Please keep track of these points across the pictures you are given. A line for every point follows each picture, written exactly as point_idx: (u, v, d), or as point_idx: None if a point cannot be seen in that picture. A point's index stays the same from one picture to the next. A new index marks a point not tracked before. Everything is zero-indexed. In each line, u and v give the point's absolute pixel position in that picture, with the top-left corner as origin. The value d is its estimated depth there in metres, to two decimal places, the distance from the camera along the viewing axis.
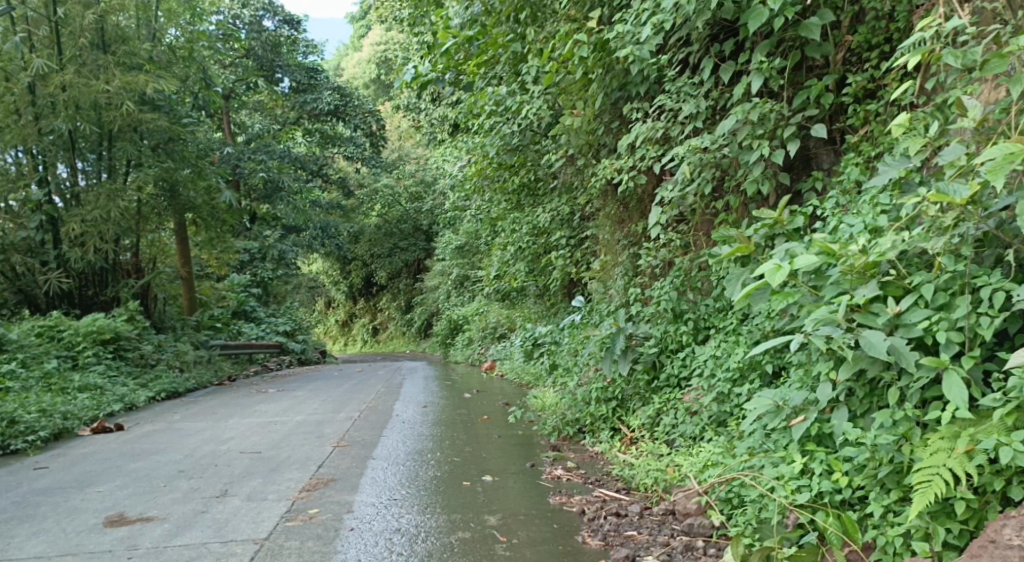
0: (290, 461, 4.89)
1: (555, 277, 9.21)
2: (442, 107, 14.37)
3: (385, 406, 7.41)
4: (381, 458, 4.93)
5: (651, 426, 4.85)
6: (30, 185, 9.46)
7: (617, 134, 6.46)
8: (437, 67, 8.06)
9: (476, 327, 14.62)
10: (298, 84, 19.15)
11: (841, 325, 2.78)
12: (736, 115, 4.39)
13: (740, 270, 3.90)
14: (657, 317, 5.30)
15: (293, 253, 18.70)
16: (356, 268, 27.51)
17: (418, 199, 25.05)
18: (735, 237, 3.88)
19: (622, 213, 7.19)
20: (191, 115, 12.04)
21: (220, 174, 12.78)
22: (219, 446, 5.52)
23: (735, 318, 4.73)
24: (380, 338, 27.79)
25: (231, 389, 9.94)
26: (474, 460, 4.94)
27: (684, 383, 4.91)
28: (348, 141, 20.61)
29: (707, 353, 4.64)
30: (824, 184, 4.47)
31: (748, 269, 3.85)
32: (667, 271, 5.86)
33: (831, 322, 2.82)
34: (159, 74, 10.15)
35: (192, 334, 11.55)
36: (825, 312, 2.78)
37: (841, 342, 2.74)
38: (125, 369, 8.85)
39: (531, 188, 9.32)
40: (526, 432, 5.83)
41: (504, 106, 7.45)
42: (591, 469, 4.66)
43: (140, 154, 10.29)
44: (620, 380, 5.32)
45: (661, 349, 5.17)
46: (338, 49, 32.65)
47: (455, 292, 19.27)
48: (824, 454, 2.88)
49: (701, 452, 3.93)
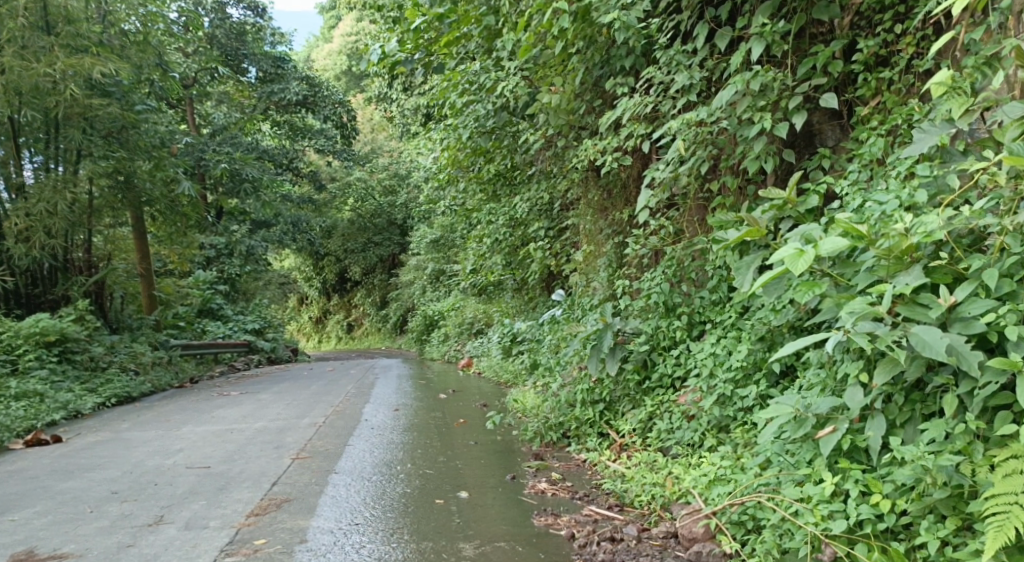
0: (242, 477, 4.35)
1: (535, 270, 8.79)
2: (415, 96, 13.79)
3: (353, 410, 6.89)
4: (344, 473, 4.42)
5: (643, 431, 4.43)
6: None
7: (600, 113, 6.00)
8: (406, 46, 7.48)
9: (452, 323, 14.12)
10: (265, 74, 18.27)
11: (885, 320, 2.38)
12: (736, 85, 3.93)
13: (751, 257, 3.44)
14: (650, 312, 4.91)
15: (262, 249, 18.00)
16: (329, 263, 26.79)
17: (393, 193, 24.41)
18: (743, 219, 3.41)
19: (605, 201, 6.77)
20: (147, 103, 11.31)
21: (180, 165, 12.05)
22: (164, 460, 4.95)
23: (734, 313, 4.32)
24: (355, 334, 27.14)
25: (192, 391, 9.34)
26: (449, 473, 4.45)
27: (679, 383, 4.51)
28: (319, 133, 19.89)
29: (706, 351, 4.22)
30: (832, 162, 4.07)
31: (760, 256, 3.41)
32: (657, 261, 5.44)
33: (872, 317, 2.42)
34: (108, 56, 9.40)
35: (150, 334, 10.86)
36: (865, 304, 2.38)
37: (888, 340, 2.35)
38: (72, 373, 8.18)
39: (508, 177, 8.86)
40: (506, 437, 5.35)
41: (479, 85, 6.92)
42: (579, 482, 4.19)
43: (91, 144, 9.50)
44: (608, 380, 4.89)
45: (653, 347, 4.76)
46: (309, 40, 31.64)
47: (431, 286, 18.76)
48: (860, 472, 2.44)
49: (703, 463, 3.52)
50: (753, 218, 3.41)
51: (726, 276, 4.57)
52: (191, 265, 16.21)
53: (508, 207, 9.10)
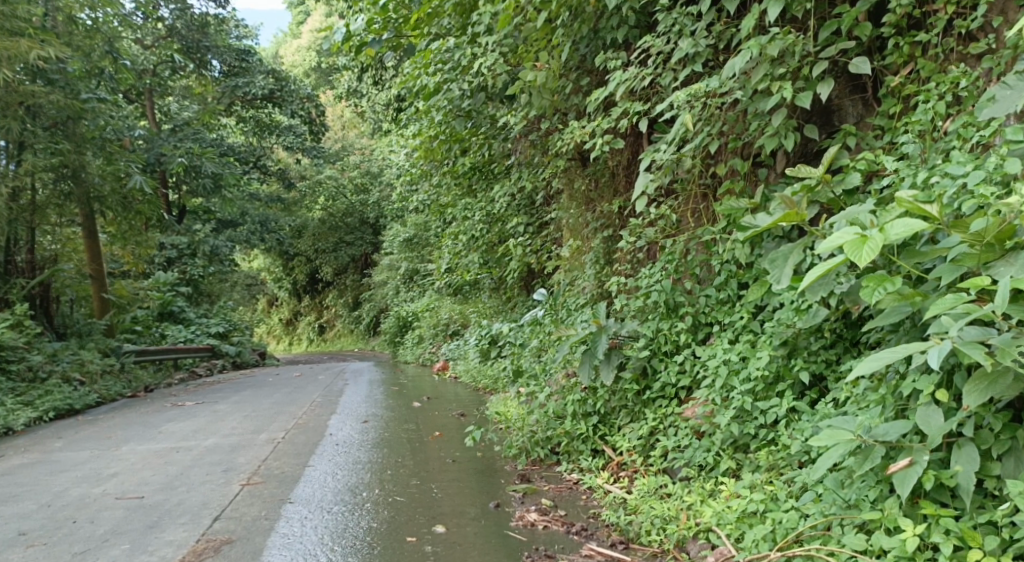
0: (179, 510, 3.68)
1: (514, 268, 8.30)
2: (387, 89, 13.10)
3: (318, 422, 6.26)
4: (300, 503, 3.80)
5: (644, 449, 3.92)
6: None
7: (587, 94, 5.46)
8: (374, 27, 6.72)
9: (427, 324, 13.48)
10: (229, 67, 17.16)
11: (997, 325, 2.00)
12: (751, 50, 3.39)
13: (788, 246, 2.96)
14: (649, 313, 4.39)
15: (227, 248, 17.16)
16: (300, 264, 25.91)
17: (364, 191, 23.63)
18: (779, 200, 2.91)
19: (591, 192, 6.33)
20: (97, 93, 10.40)
21: (135, 161, 10.99)
22: (93, 487, 4.18)
23: (745, 314, 3.86)
24: (327, 335, 26.32)
25: (145, 401, 8.60)
26: (423, 501, 3.86)
27: (683, 394, 4.01)
28: (286, 130, 19.01)
29: (717, 357, 3.70)
30: (857, 141, 3.57)
31: (798, 245, 2.92)
32: (657, 257, 4.94)
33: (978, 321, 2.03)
34: (49, 40, 8.40)
35: (102, 339, 9.90)
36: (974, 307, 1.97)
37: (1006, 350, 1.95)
38: (6, 385, 7.24)
39: (485, 170, 8.33)
40: (486, 454, 4.78)
41: (453, 64, 6.30)
42: (573, 510, 3.63)
43: (28, 135, 8.68)
44: (603, 390, 4.37)
45: (653, 353, 4.24)
46: (277, 36, 30.60)
47: (405, 286, 18.12)
48: (952, 521, 2.03)
49: (726, 494, 3.02)
50: (787, 199, 2.92)
51: (736, 272, 4.08)
52: (150, 266, 15.30)
53: (485, 202, 8.58)
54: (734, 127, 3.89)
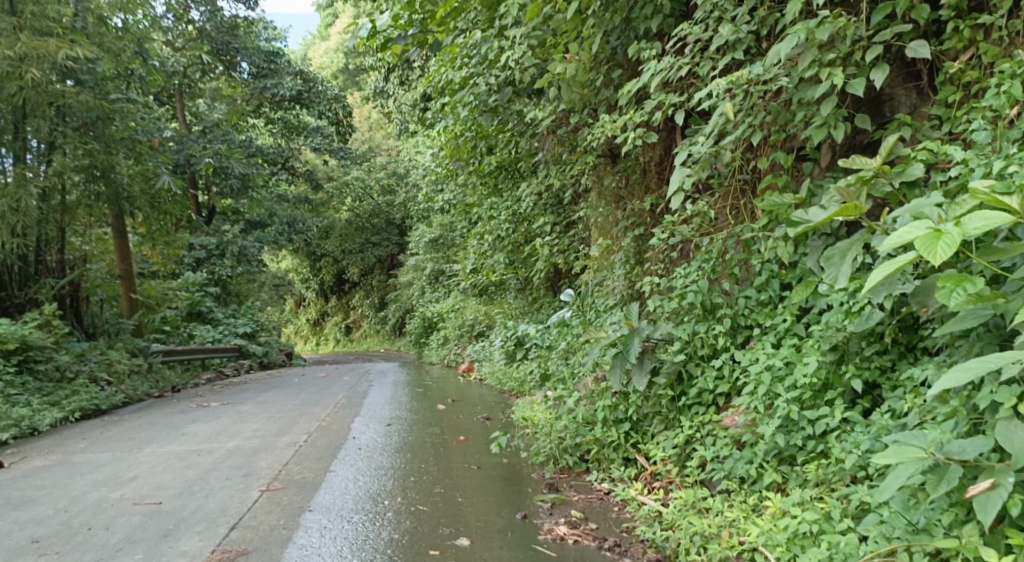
0: (196, 518, 3.56)
1: (540, 268, 8.14)
2: (414, 89, 13.02)
3: (341, 424, 6.14)
4: (319, 511, 3.65)
5: (680, 459, 3.72)
6: None
7: (618, 87, 5.27)
8: (400, 21, 6.42)
9: (452, 325, 13.35)
10: (258, 69, 17.30)
11: None
12: (798, 34, 3.16)
13: (848, 242, 2.85)
14: (684, 315, 4.18)
15: (255, 249, 17.21)
16: (327, 265, 25.98)
17: (391, 192, 23.62)
18: (839, 192, 2.76)
19: (621, 189, 6.14)
20: (126, 94, 10.40)
21: (164, 161, 11.04)
22: (111, 492, 4.08)
23: (789, 316, 3.64)
24: (353, 336, 26.40)
25: (171, 401, 8.57)
26: (447, 511, 3.69)
27: (721, 400, 3.80)
28: (314, 131, 19.02)
29: (759, 362, 3.48)
30: (913, 132, 3.34)
31: (860, 240, 2.82)
32: (692, 255, 4.72)
33: None
34: (79, 41, 8.37)
35: (130, 339, 9.92)
36: None
37: None
38: (33, 384, 7.23)
39: (511, 168, 8.18)
40: (512, 460, 4.59)
41: (480, 58, 6.13)
42: (605, 523, 3.43)
43: (58, 134, 8.58)
44: (636, 396, 4.16)
45: (688, 357, 4.02)
46: (306, 38, 30.82)
47: (431, 286, 18.05)
48: None
49: (773, 512, 2.81)
50: (846, 192, 2.76)
51: (778, 272, 3.86)
52: (179, 266, 15.39)
53: (512, 201, 8.43)
54: (777, 118, 3.66)
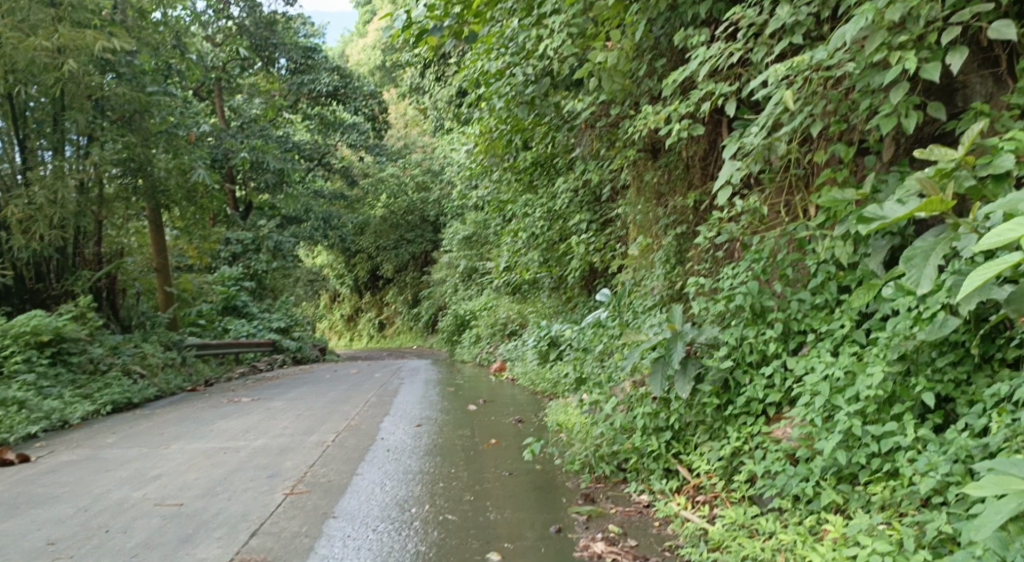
0: (216, 522, 3.43)
1: (575, 267, 7.92)
2: (450, 85, 12.88)
3: (370, 424, 6.00)
4: (343, 519, 3.49)
5: (726, 472, 3.47)
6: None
7: (661, 78, 5.04)
8: (435, 12, 5.94)
9: (485, 323, 13.18)
10: (296, 64, 17.33)
11: None
12: (867, 13, 2.89)
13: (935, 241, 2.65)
14: (731, 318, 3.93)
15: (291, 244, 17.25)
16: (361, 261, 26.06)
17: (425, 189, 23.55)
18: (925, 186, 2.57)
19: (662, 186, 5.91)
20: (165, 88, 10.41)
21: (201, 155, 11.07)
22: (134, 491, 3.98)
23: (848, 321, 3.39)
24: (387, 332, 26.46)
25: (203, 395, 8.55)
26: (476, 521, 3.50)
27: (772, 410, 3.55)
28: (351, 127, 18.97)
29: (817, 371, 3.23)
30: (993, 122, 3.04)
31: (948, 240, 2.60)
32: (739, 255, 4.47)
33: None
34: (115, 32, 8.34)
35: (164, 332, 9.94)
36: None
37: None
38: (66, 377, 7.24)
39: (548, 163, 7.97)
40: (546, 467, 4.39)
41: (517, 47, 5.91)
42: (646, 541, 3.20)
43: (95, 125, 8.53)
44: (678, 404, 3.93)
45: (736, 363, 3.76)
46: (343, 35, 30.97)
47: (464, 284, 17.93)
48: None
49: (834, 537, 2.57)
50: (930, 184, 2.60)
51: (836, 274, 3.59)
52: (214, 261, 15.50)
53: (547, 198, 8.25)
54: (839, 107, 3.40)
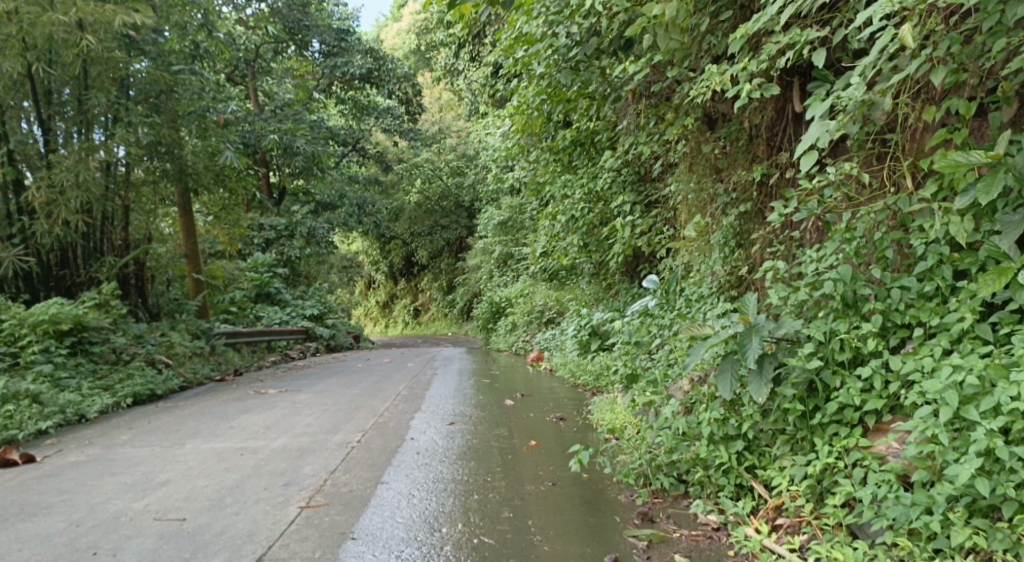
0: (218, 544, 2.99)
1: (619, 251, 7.34)
2: (485, 63, 12.24)
3: (399, 421, 5.54)
4: (363, 543, 3.01)
5: (814, 494, 2.90)
6: (25, 170, 7.54)
7: (726, 34, 4.43)
8: None
9: (521, 311, 12.65)
10: (329, 47, 16.78)
11: None
12: None
13: None
14: (816, 310, 3.34)
15: (325, 231, 16.92)
16: (396, 247, 25.70)
17: (460, 173, 22.99)
18: None
19: (721, 160, 5.31)
20: (192, 67, 10.03)
21: (229, 136, 10.67)
22: (135, 502, 3.57)
23: (969, 314, 2.79)
24: (422, 319, 26.18)
25: (231, 386, 8.22)
26: (516, 546, 2.99)
27: (869, 419, 2.97)
28: (384, 111, 18.50)
29: (938, 377, 2.65)
30: None
31: None
32: (820, 236, 3.85)
33: None
34: (138, 8, 7.85)
35: (193, 320, 9.64)
36: None
37: None
38: (87, 367, 6.94)
39: (591, 139, 7.37)
40: (593, 477, 3.86)
41: (559, 4, 5.30)
42: None
43: (116, 104, 8.09)
44: (751, 409, 3.37)
45: (824, 363, 3.16)
46: (378, 19, 30.52)
47: (499, 270, 17.40)
48: None
49: None
50: None
51: (949, 256, 2.96)
52: (247, 248, 15.25)
53: (588, 178, 7.67)
54: (963, 51, 2.78)
